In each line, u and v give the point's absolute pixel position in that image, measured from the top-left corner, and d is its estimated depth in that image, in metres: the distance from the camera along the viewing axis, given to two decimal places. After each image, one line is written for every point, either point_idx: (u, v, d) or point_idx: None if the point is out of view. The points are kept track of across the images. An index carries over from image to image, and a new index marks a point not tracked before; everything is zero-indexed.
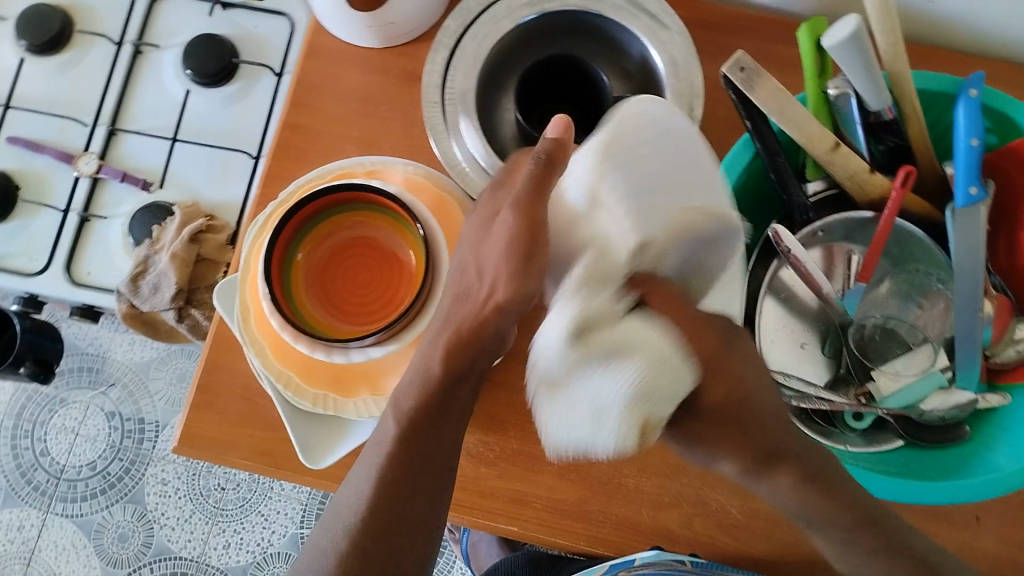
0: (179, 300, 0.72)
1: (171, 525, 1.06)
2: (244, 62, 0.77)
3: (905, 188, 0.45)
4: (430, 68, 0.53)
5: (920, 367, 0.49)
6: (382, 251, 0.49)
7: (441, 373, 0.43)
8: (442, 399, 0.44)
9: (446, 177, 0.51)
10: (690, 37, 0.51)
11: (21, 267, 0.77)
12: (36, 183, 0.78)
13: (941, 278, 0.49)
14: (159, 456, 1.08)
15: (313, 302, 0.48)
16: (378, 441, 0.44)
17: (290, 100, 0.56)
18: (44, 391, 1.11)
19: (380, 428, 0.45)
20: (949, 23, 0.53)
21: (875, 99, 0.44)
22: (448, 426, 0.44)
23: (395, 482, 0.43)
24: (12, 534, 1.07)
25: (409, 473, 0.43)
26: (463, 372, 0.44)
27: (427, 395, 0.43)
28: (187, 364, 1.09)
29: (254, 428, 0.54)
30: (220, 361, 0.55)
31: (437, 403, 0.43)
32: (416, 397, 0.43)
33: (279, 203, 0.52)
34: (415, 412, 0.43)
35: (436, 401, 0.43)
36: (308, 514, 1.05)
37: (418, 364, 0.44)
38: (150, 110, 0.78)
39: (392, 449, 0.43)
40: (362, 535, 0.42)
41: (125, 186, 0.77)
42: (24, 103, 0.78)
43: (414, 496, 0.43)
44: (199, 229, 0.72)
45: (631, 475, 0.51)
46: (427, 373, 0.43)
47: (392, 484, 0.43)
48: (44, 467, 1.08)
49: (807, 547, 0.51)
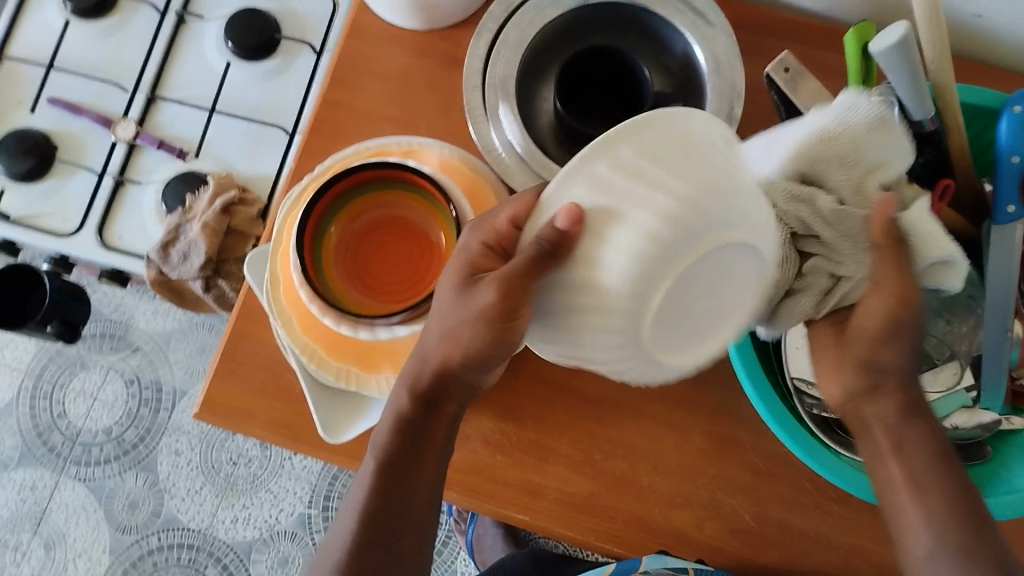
0: (207, 270, 0.73)
1: (181, 496, 1.07)
2: (286, 39, 0.78)
3: (941, 201, 0.47)
4: (471, 53, 0.53)
5: (945, 384, 0.49)
6: (415, 230, 0.49)
7: (409, 405, 0.44)
8: (416, 431, 0.44)
9: (480, 162, 0.52)
10: (733, 36, 0.51)
11: (53, 227, 0.78)
12: (74, 146, 0.79)
13: (972, 295, 0.48)
14: (175, 427, 1.09)
15: (342, 276, 0.49)
16: (359, 478, 0.45)
17: (330, 76, 0.57)
18: (66, 353, 1.12)
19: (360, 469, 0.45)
20: (996, 41, 0.52)
21: (919, 109, 0.43)
22: (428, 448, 0.45)
23: (378, 509, 0.44)
24: (24, 493, 1.08)
25: (398, 497, 0.44)
26: (435, 401, 0.44)
27: (400, 428, 0.44)
28: (207, 337, 1.10)
29: (274, 399, 0.55)
30: (246, 332, 0.56)
31: (408, 434, 0.44)
32: (388, 431, 0.44)
33: (314, 176, 0.53)
34: (388, 447, 0.44)
35: (409, 434, 0.44)
36: (316, 494, 1.06)
37: (390, 403, 0.45)
38: (189, 81, 0.79)
39: (371, 483, 0.44)
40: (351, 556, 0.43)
41: (161, 154, 0.78)
42: (67, 65, 0.79)
43: (406, 511, 0.44)
44: (232, 200, 0.72)
45: (646, 473, 0.51)
46: (398, 409, 0.44)
47: (375, 509, 0.44)
48: (61, 429, 1.10)
49: (819, 559, 0.50)
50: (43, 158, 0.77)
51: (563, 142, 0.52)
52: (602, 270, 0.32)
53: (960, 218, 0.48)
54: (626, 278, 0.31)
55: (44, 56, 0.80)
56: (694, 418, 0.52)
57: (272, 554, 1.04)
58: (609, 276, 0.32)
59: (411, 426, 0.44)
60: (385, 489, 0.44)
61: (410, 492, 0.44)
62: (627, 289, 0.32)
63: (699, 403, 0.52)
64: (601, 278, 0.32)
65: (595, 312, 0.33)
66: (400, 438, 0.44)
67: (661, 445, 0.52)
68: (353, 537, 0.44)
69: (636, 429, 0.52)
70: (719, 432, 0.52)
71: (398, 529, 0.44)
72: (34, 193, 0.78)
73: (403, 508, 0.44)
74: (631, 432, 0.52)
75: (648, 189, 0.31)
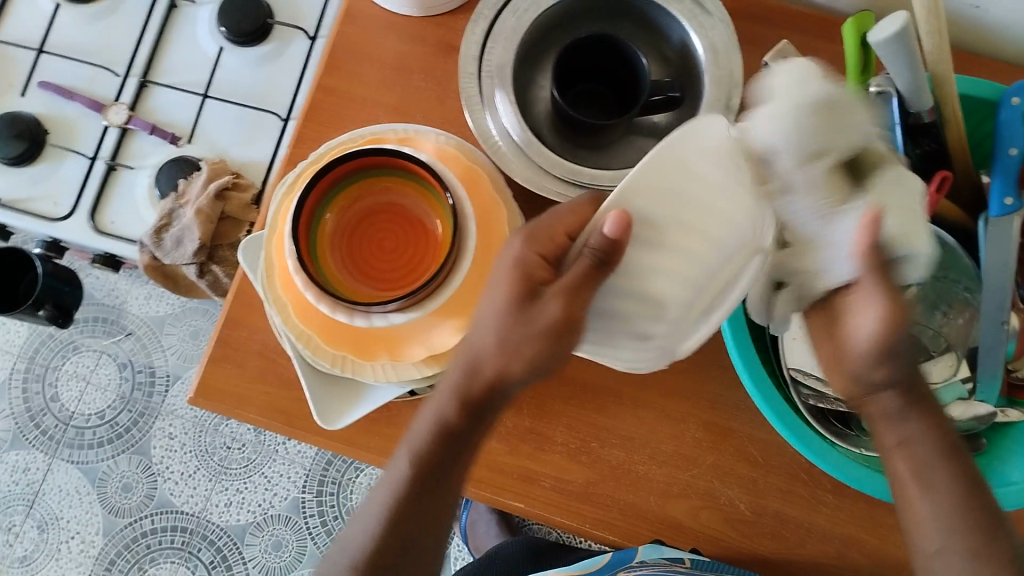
0: (201, 256, 0.73)
1: (174, 479, 1.07)
2: (279, 23, 0.77)
3: (939, 192, 0.46)
4: (468, 40, 0.52)
5: (942, 376, 0.48)
6: (411, 218, 0.49)
7: (457, 421, 0.43)
8: (460, 440, 0.43)
9: (477, 151, 0.52)
10: (732, 25, 0.51)
11: (45, 211, 0.77)
12: (65, 130, 0.78)
13: (969, 287, 0.48)
14: (168, 410, 1.09)
15: (337, 264, 0.48)
16: (389, 480, 0.45)
17: (324, 62, 0.56)
18: (59, 337, 1.12)
19: (390, 469, 0.45)
20: (994, 32, 0.52)
21: (916, 99, 0.43)
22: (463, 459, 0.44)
23: (406, 514, 0.44)
24: (17, 476, 1.08)
25: (431, 499, 0.44)
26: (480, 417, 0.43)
27: (443, 440, 0.43)
28: (201, 321, 1.10)
29: (269, 386, 0.55)
30: (241, 318, 0.55)
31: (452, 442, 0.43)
32: (431, 441, 0.43)
33: (308, 163, 0.52)
34: (427, 457, 0.43)
35: (450, 445, 0.43)
36: (310, 479, 1.06)
37: (432, 413, 0.44)
38: (182, 65, 0.78)
39: (405, 490, 0.44)
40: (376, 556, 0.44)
41: (154, 138, 0.78)
42: (57, 48, 0.78)
43: (434, 514, 0.44)
44: (225, 186, 0.72)
45: (641, 462, 0.52)
46: (443, 422, 0.43)
47: (404, 514, 0.44)
48: (53, 412, 1.09)
49: (812, 548, 0.50)
50: (34, 141, 0.76)
51: (560, 130, 0.52)
52: (639, 303, 0.39)
53: (956, 209, 0.48)
54: (665, 310, 0.39)
55: (34, 38, 0.79)
56: (688, 407, 0.52)
57: (265, 538, 1.04)
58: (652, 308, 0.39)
59: (458, 437, 0.43)
60: (417, 491, 0.44)
61: (439, 499, 0.44)
62: (665, 315, 0.40)
63: (694, 393, 0.52)
64: (640, 310, 0.40)
65: (647, 315, 0.40)
66: (442, 446, 0.43)
67: (656, 434, 0.52)
68: (379, 535, 0.44)
69: (631, 417, 0.52)
70: (713, 421, 0.52)
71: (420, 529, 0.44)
72: (25, 176, 0.77)
73: (432, 508, 0.44)
74: (627, 421, 0.52)
75: (690, 220, 0.37)
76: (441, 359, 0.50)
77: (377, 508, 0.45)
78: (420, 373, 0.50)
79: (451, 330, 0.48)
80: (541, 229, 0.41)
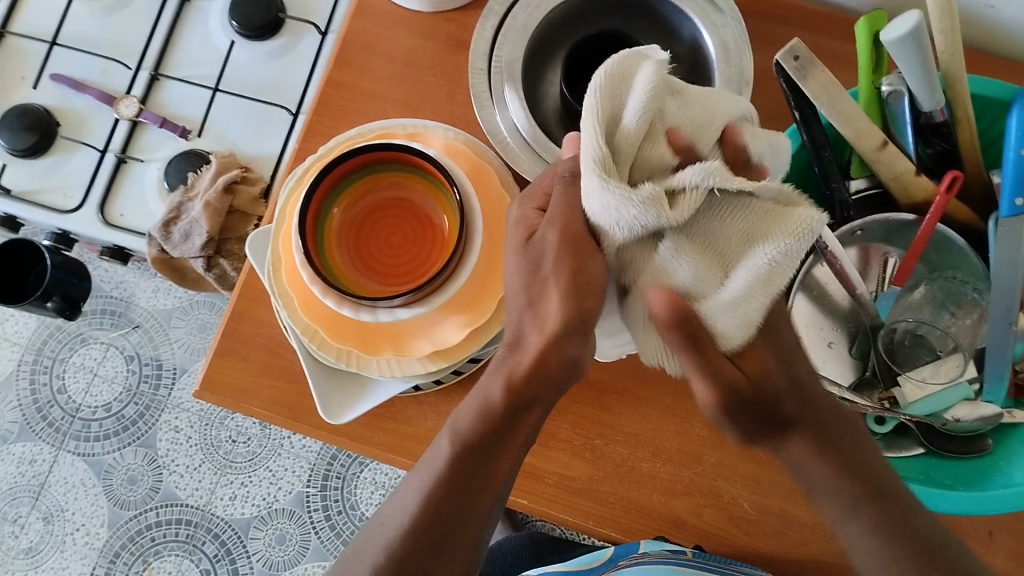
0: (209, 249, 0.73)
1: (179, 473, 1.07)
2: (291, 18, 0.77)
3: (949, 193, 0.46)
4: (479, 35, 0.52)
5: (948, 376, 0.49)
6: (418, 214, 0.49)
7: (501, 403, 0.41)
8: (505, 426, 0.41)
9: (485, 146, 0.52)
10: (744, 23, 0.51)
11: (55, 203, 0.77)
12: (76, 123, 0.78)
13: (977, 288, 0.48)
14: (174, 403, 1.09)
15: (344, 258, 0.48)
16: (431, 459, 0.42)
17: (335, 57, 0.56)
18: (66, 329, 1.12)
19: (433, 447, 0.43)
20: (1007, 33, 0.52)
21: (929, 99, 0.43)
22: (507, 451, 0.42)
23: (441, 500, 0.41)
24: (23, 467, 1.09)
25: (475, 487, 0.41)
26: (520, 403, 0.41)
27: (487, 423, 0.41)
28: (208, 315, 1.10)
29: (275, 379, 0.55)
30: (248, 311, 0.56)
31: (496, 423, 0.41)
32: (474, 422, 0.41)
33: (317, 157, 0.52)
34: (472, 436, 0.41)
35: (496, 430, 0.41)
36: (315, 473, 1.06)
37: (478, 393, 0.42)
38: (194, 58, 0.78)
39: (444, 469, 0.41)
40: (400, 545, 0.40)
41: (164, 132, 0.78)
42: (69, 41, 0.79)
43: (473, 503, 0.41)
44: (234, 179, 0.72)
45: (646, 459, 0.52)
46: (488, 402, 0.41)
47: (438, 499, 0.41)
48: (60, 404, 1.10)
49: (816, 548, 0.50)
50: (44, 133, 0.76)
51: (569, 126, 0.52)
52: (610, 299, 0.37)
53: (967, 211, 0.48)
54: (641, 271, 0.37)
55: (45, 30, 0.79)
56: (693, 405, 0.52)
57: (269, 532, 1.04)
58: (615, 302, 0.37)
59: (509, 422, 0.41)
60: (461, 475, 0.41)
61: (477, 491, 0.41)
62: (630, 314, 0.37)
63: None
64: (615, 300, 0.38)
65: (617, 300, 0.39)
66: (488, 431, 0.41)
67: (662, 432, 0.52)
68: (414, 516, 0.41)
69: (637, 415, 0.52)
70: None
71: (457, 527, 0.41)
72: (35, 168, 0.77)
73: (475, 494, 0.41)
74: (633, 417, 0.52)
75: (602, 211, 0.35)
76: (447, 355, 0.50)
77: (410, 497, 0.42)
78: (426, 369, 0.50)
79: (456, 326, 0.49)
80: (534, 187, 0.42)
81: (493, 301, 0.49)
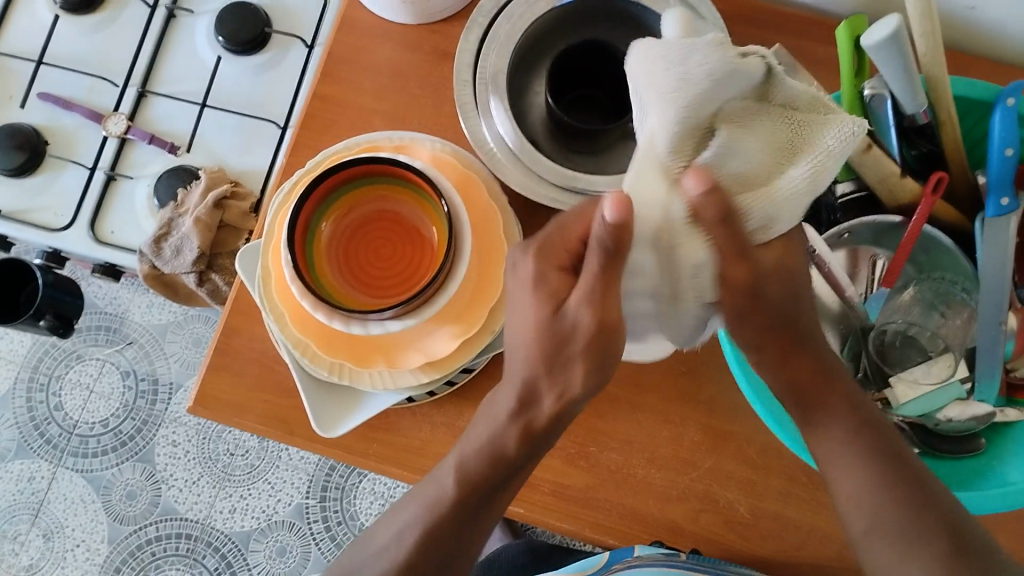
0: (201, 264, 0.73)
1: (178, 487, 1.07)
2: (277, 32, 0.77)
3: (935, 194, 0.46)
4: (462, 47, 0.53)
5: (940, 376, 0.48)
6: (406, 225, 0.49)
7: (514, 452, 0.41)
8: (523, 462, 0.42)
9: (472, 157, 0.52)
10: (726, 29, 0.51)
11: (45, 222, 0.77)
12: (64, 141, 0.78)
13: (965, 288, 0.49)
14: (171, 418, 1.09)
15: (334, 271, 0.48)
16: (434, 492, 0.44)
17: (320, 71, 0.56)
18: (62, 346, 1.12)
19: (436, 479, 0.44)
20: (989, 32, 0.52)
21: (911, 102, 0.43)
22: (509, 489, 0.44)
23: (438, 536, 0.43)
24: (22, 485, 1.09)
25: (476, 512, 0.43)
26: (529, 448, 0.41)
27: (496, 466, 0.42)
28: (203, 329, 1.10)
29: (268, 394, 0.55)
30: (239, 327, 0.56)
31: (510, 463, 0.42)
32: (483, 463, 0.42)
33: (305, 171, 0.52)
34: (478, 480, 0.42)
35: (502, 474, 0.42)
36: (313, 485, 1.06)
37: (488, 438, 0.42)
38: (181, 75, 0.78)
39: (447, 506, 0.43)
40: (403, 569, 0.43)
41: (153, 148, 0.78)
42: (57, 60, 0.79)
43: (467, 544, 0.44)
44: (223, 195, 0.72)
45: (640, 466, 0.52)
46: (501, 449, 0.41)
47: (436, 535, 0.43)
48: (58, 421, 1.10)
49: (813, 550, 0.50)
50: (34, 152, 0.76)
51: (555, 136, 0.52)
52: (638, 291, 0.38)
53: (953, 211, 0.48)
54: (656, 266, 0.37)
55: (32, 49, 0.79)
56: (686, 410, 0.52)
57: (270, 544, 1.04)
58: (641, 284, 0.37)
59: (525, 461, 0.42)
60: (461, 508, 0.43)
61: (473, 525, 0.44)
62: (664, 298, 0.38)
63: (693, 396, 0.52)
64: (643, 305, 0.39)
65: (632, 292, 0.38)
66: (497, 471, 0.42)
67: (655, 438, 0.52)
68: (417, 545, 0.43)
69: (630, 422, 0.52)
70: (712, 425, 0.52)
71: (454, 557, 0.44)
72: (26, 187, 0.77)
73: (476, 525, 0.44)
74: (626, 424, 0.52)
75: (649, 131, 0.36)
76: (438, 366, 0.50)
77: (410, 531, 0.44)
78: (417, 380, 0.50)
79: (447, 336, 0.49)
80: (552, 236, 0.39)
81: (483, 312, 0.49)
